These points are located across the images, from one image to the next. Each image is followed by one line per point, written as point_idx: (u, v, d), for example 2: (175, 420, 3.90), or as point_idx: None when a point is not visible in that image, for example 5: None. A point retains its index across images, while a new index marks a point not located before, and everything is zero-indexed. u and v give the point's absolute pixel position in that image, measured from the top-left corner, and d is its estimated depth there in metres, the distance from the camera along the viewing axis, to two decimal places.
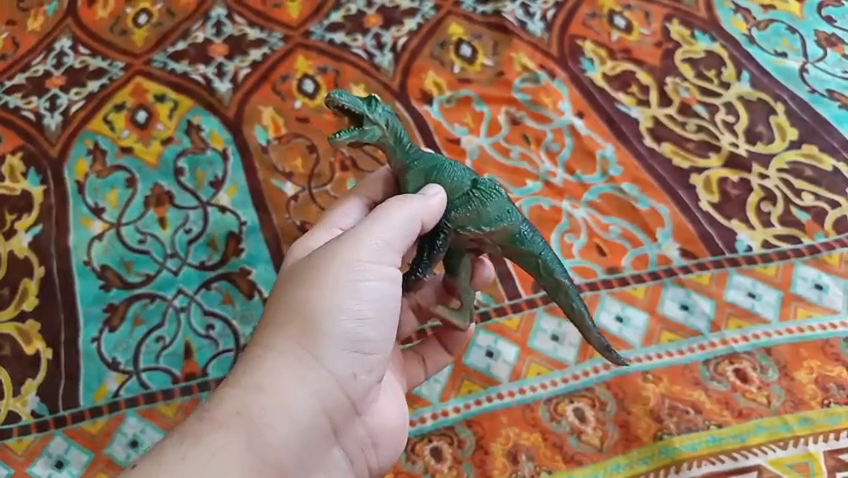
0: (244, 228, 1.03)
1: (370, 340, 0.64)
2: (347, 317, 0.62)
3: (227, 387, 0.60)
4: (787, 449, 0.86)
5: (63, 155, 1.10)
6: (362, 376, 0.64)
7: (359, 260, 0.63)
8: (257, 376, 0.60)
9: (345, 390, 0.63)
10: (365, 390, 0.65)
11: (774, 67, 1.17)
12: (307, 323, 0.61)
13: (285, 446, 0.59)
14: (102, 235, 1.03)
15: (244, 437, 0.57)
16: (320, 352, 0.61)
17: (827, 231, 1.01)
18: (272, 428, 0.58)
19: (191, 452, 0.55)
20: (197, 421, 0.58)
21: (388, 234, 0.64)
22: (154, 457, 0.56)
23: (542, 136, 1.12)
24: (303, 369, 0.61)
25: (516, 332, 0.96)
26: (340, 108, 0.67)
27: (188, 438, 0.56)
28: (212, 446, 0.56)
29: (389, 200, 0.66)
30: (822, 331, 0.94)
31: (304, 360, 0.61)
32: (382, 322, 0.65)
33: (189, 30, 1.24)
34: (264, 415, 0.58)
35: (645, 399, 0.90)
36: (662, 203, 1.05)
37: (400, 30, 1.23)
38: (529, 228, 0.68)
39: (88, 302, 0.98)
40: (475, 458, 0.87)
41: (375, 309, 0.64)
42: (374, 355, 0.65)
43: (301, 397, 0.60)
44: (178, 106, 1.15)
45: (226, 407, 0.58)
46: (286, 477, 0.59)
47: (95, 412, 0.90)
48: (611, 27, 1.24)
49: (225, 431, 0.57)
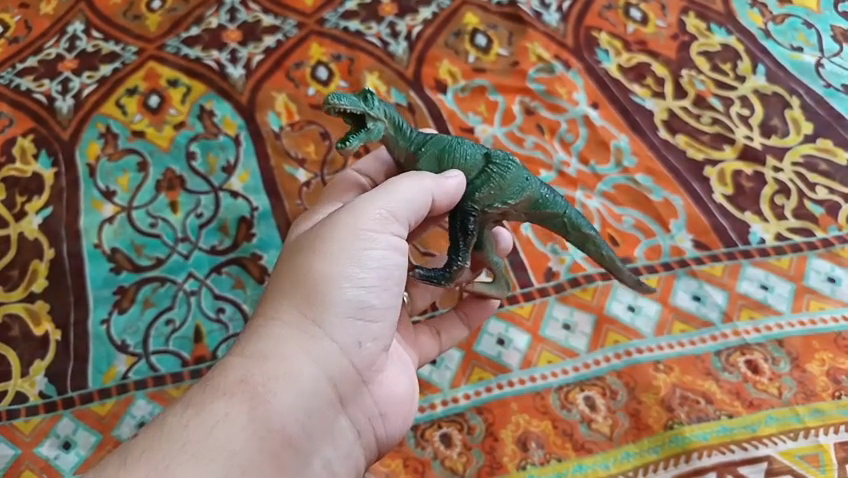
0: (255, 213, 1.03)
1: (374, 308, 0.64)
2: (351, 285, 0.63)
3: (231, 359, 0.60)
4: (797, 440, 0.85)
5: (75, 138, 1.10)
6: (367, 344, 0.65)
7: (364, 231, 0.63)
8: (260, 345, 0.60)
9: (349, 358, 0.63)
10: (370, 358, 0.65)
11: (790, 61, 1.17)
12: (309, 292, 0.62)
13: (291, 412, 0.58)
14: (113, 218, 1.03)
15: (248, 403, 0.57)
16: (323, 320, 0.62)
17: (840, 225, 1.01)
18: (277, 394, 0.58)
19: (194, 420, 0.55)
20: (200, 392, 0.58)
21: (392, 206, 0.64)
22: (158, 428, 0.56)
23: (556, 126, 1.11)
24: (306, 336, 0.61)
25: (528, 320, 0.96)
26: (342, 112, 0.62)
27: (191, 408, 0.56)
28: (217, 413, 0.56)
29: (393, 176, 0.66)
30: (835, 323, 0.93)
31: (307, 328, 0.61)
32: (387, 290, 0.65)
33: (203, 16, 1.23)
34: (269, 382, 0.58)
35: (656, 389, 0.90)
36: (675, 195, 1.04)
37: (414, 18, 1.22)
38: (549, 190, 0.70)
39: (98, 285, 0.98)
40: (485, 445, 0.87)
41: (379, 278, 0.64)
42: (378, 323, 0.65)
43: (305, 364, 0.60)
44: (191, 91, 1.15)
45: (230, 376, 0.58)
46: (294, 444, 0.58)
47: (103, 394, 0.90)
48: (627, 19, 1.23)
49: (229, 398, 0.57)
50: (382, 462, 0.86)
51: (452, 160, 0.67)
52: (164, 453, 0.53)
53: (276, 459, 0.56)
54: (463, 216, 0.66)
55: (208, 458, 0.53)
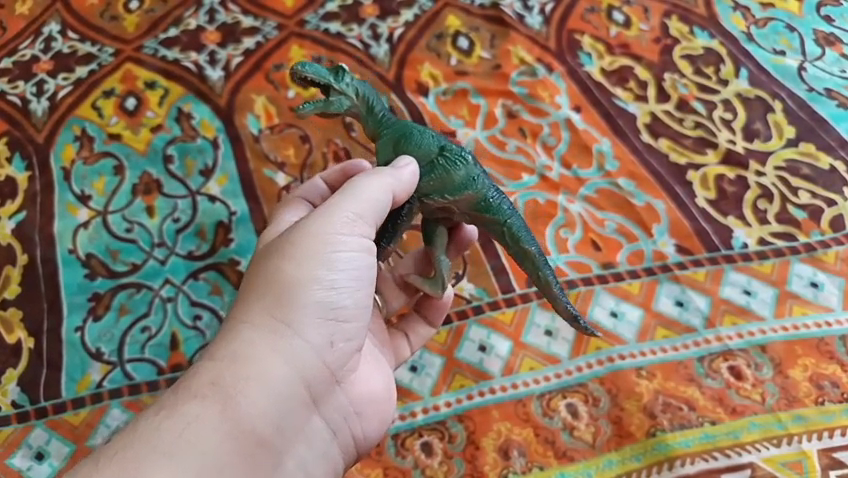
0: (233, 218, 1.01)
1: (344, 308, 0.63)
2: (321, 286, 0.61)
3: (200, 362, 0.58)
4: (780, 447, 0.85)
5: (49, 141, 1.08)
6: (338, 343, 0.63)
7: (333, 233, 0.62)
8: (231, 346, 0.58)
9: (320, 358, 0.62)
10: (341, 358, 0.64)
11: (772, 65, 1.17)
12: (279, 291, 0.60)
13: (264, 414, 0.56)
14: (88, 223, 1.01)
15: (220, 404, 0.55)
16: (294, 321, 0.60)
17: (823, 229, 1.00)
18: (249, 396, 0.56)
19: (167, 422, 0.53)
20: (171, 394, 0.56)
21: (359, 208, 0.63)
22: (128, 431, 0.53)
23: (538, 130, 1.10)
24: (277, 337, 0.59)
25: (509, 326, 0.95)
26: (305, 80, 0.66)
27: (162, 411, 0.54)
28: (189, 415, 0.54)
29: (359, 175, 0.65)
30: (818, 329, 0.93)
31: (279, 330, 0.60)
32: (358, 291, 0.64)
33: (181, 17, 1.21)
34: (240, 383, 0.56)
35: (638, 396, 0.89)
36: (658, 199, 1.04)
37: (396, 20, 1.21)
38: (498, 196, 0.66)
39: (72, 291, 0.96)
40: (466, 453, 0.86)
41: (348, 277, 0.63)
42: (349, 323, 0.64)
43: (278, 365, 0.58)
44: (169, 93, 1.13)
45: (200, 379, 0.56)
46: (268, 446, 0.57)
47: (77, 403, 0.88)
48: (610, 22, 1.23)
49: (201, 400, 0.55)
50: (362, 471, 0.85)
51: (408, 149, 0.65)
52: (135, 455, 0.51)
53: (249, 460, 0.55)
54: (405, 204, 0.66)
55: (181, 460, 0.51)
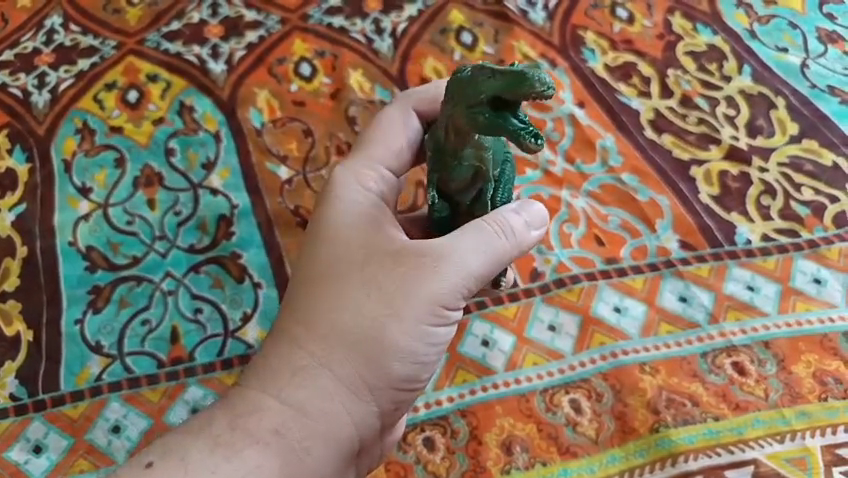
0: (235, 211, 1.00)
1: (421, 382, 0.66)
2: (410, 358, 0.64)
3: (270, 397, 0.62)
4: (783, 443, 0.84)
5: (50, 133, 1.08)
6: (401, 406, 0.67)
7: (441, 305, 0.64)
8: (302, 393, 0.62)
9: (383, 421, 0.66)
10: (396, 421, 0.68)
11: (775, 62, 1.16)
12: (363, 350, 0.63)
13: (323, 470, 0.62)
14: (88, 216, 1.00)
15: (280, 457, 0.60)
16: (374, 388, 0.63)
17: (826, 226, 1.00)
18: (313, 452, 0.61)
19: (223, 465, 0.58)
20: (230, 431, 0.61)
21: (469, 278, 0.65)
22: (179, 467, 0.58)
23: (542, 125, 1.10)
24: (354, 399, 0.63)
25: (512, 321, 0.94)
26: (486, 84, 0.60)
27: (220, 449, 0.59)
28: (251, 461, 0.59)
29: (485, 227, 0.67)
30: (821, 325, 0.93)
31: (359, 393, 0.63)
32: (435, 363, 0.67)
33: (184, 10, 1.21)
34: (306, 439, 0.61)
35: (642, 391, 0.88)
36: (661, 195, 1.04)
37: (399, 15, 1.21)
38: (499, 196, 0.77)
39: (72, 283, 0.95)
40: (468, 448, 0.85)
41: (432, 348, 0.65)
42: (416, 392, 0.67)
43: (344, 426, 0.63)
44: (171, 87, 1.12)
45: (268, 422, 0.61)
46: None
47: (76, 396, 0.87)
48: (614, 18, 1.22)
49: (263, 446, 0.60)
50: None
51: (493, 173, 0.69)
52: None
53: None
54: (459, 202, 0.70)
55: None
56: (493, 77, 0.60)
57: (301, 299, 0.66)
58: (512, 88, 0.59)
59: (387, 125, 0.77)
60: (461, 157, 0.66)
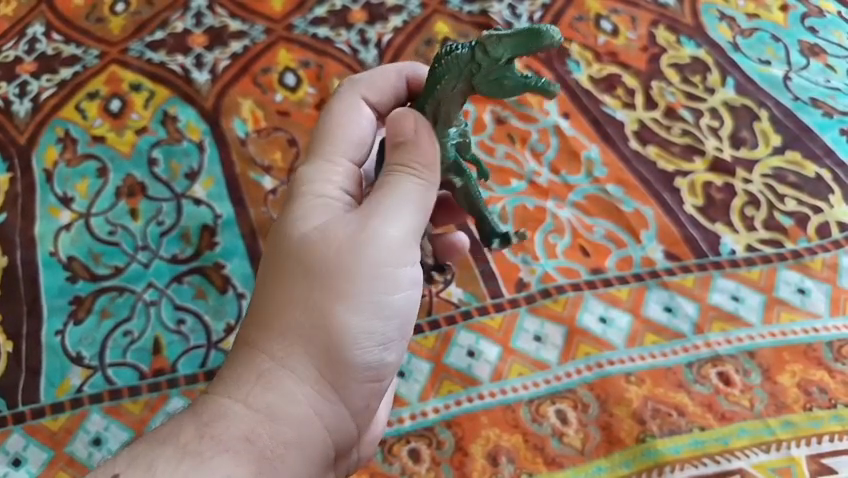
0: (218, 221, 1.00)
1: (386, 369, 0.65)
2: (368, 348, 0.62)
3: (235, 404, 0.59)
4: (769, 452, 0.84)
5: (32, 142, 1.07)
6: (372, 403, 0.66)
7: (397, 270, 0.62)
8: (271, 398, 0.59)
9: (354, 420, 0.64)
10: (367, 418, 0.66)
11: (758, 74, 1.18)
12: (330, 353, 0.60)
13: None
14: (70, 225, 0.99)
15: (255, 464, 0.56)
16: (342, 385, 0.62)
17: (810, 236, 1.01)
18: (288, 460, 0.58)
19: (191, 475, 0.54)
20: (198, 439, 0.57)
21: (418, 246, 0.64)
22: (145, 476, 0.54)
23: (527, 135, 1.10)
24: (323, 399, 0.61)
25: (498, 331, 0.94)
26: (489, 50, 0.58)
27: (187, 458, 0.55)
28: (223, 468, 0.55)
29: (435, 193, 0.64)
30: (805, 335, 0.93)
31: (327, 393, 0.61)
32: (399, 347, 0.66)
33: (168, 19, 1.20)
34: (278, 446, 0.58)
35: (627, 401, 0.88)
36: (646, 206, 1.04)
37: (385, 26, 1.21)
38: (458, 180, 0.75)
39: (52, 294, 0.94)
40: (454, 460, 0.85)
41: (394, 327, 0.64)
42: (384, 384, 0.66)
43: (316, 428, 0.60)
44: (155, 96, 1.12)
45: (238, 429, 0.57)
46: None
47: (56, 408, 0.85)
48: (598, 31, 1.23)
49: (234, 454, 0.56)
50: None
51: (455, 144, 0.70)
52: None
53: None
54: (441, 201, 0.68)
55: None
56: (501, 43, 0.57)
57: (252, 307, 0.63)
58: (525, 46, 0.56)
59: (343, 117, 0.69)
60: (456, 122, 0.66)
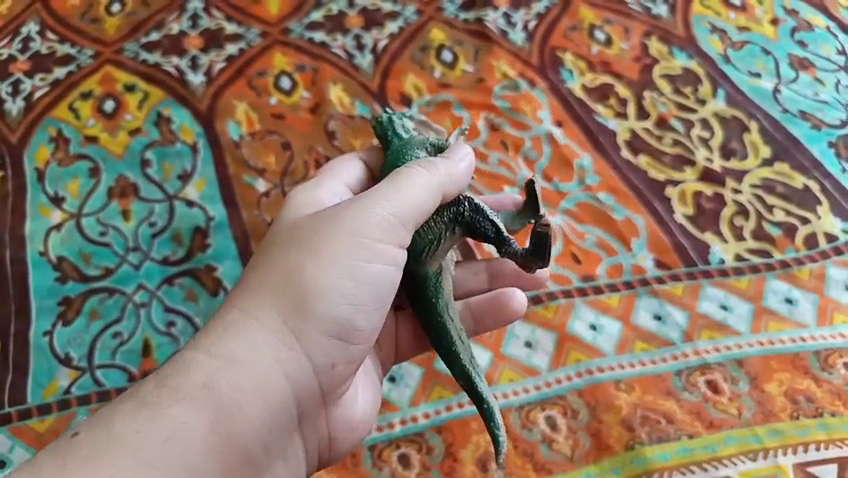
0: (210, 223, 0.99)
1: (357, 330, 0.64)
2: (340, 301, 0.62)
3: (196, 354, 0.59)
4: (756, 461, 0.85)
5: (23, 141, 1.06)
6: (339, 365, 0.65)
7: (366, 239, 0.63)
8: (236, 346, 0.59)
9: (319, 379, 0.64)
10: (338, 382, 0.66)
11: (748, 86, 1.19)
12: (292, 299, 0.61)
13: (256, 427, 0.58)
14: (60, 225, 0.99)
15: (211, 412, 0.56)
16: (307, 338, 0.61)
17: (797, 246, 1.02)
18: (246, 407, 0.58)
19: (148, 425, 0.54)
20: (156, 392, 0.56)
21: (398, 212, 0.64)
22: (104, 430, 0.53)
23: (520, 143, 1.11)
24: (285, 350, 0.60)
25: (490, 338, 0.94)
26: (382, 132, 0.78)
27: (144, 410, 0.55)
28: (179, 415, 0.55)
29: (409, 171, 0.66)
30: (793, 344, 0.94)
31: (291, 343, 0.61)
32: (374, 311, 0.65)
33: (163, 21, 1.21)
34: (236, 393, 0.57)
35: (617, 408, 0.89)
36: (637, 214, 1.05)
37: (381, 32, 1.22)
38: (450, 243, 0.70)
39: (41, 294, 0.93)
40: (444, 465, 0.84)
41: (364, 292, 0.64)
42: (355, 346, 0.65)
43: (277, 378, 0.60)
44: (149, 97, 1.11)
45: (197, 376, 0.57)
46: (252, 460, 0.59)
47: (43, 410, 0.85)
48: (592, 40, 1.24)
49: (189, 403, 0.56)
50: None
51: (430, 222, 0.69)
52: (110, 459, 0.51)
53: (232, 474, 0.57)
54: (453, 207, 0.70)
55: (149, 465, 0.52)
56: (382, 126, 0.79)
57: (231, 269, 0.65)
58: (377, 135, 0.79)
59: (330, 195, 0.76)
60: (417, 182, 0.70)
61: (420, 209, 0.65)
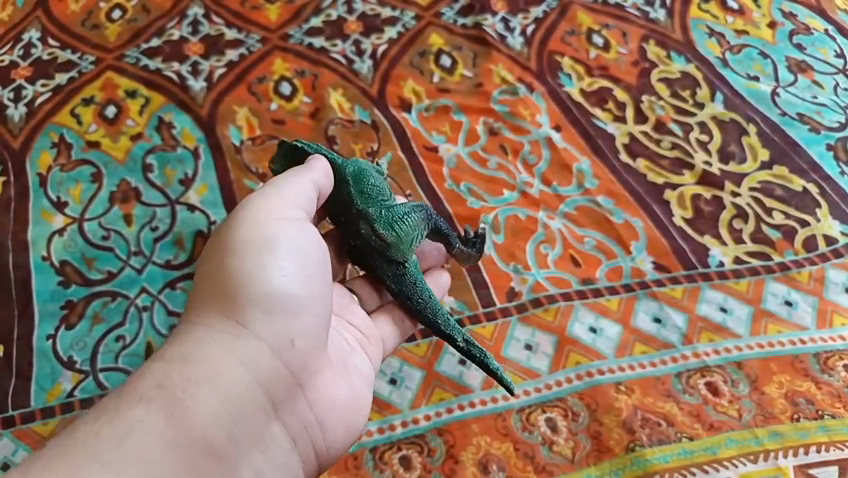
0: (212, 228, 1.00)
1: (298, 301, 0.67)
2: (271, 275, 0.67)
3: (151, 363, 0.62)
4: (757, 463, 0.85)
5: (26, 147, 1.07)
6: (297, 342, 0.67)
7: (273, 218, 0.69)
8: (185, 347, 0.63)
9: (280, 359, 0.65)
10: (302, 361, 0.67)
11: (746, 90, 1.20)
12: (227, 292, 0.66)
13: (215, 414, 0.59)
14: (63, 230, 0.99)
15: (166, 409, 0.57)
16: (248, 319, 0.65)
17: (796, 249, 1.02)
18: (200, 396, 0.59)
19: (106, 428, 0.55)
20: (115, 400, 0.58)
21: (290, 193, 0.71)
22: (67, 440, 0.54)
23: (519, 147, 1.12)
24: (231, 337, 0.64)
25: (490, 340, 0.94)
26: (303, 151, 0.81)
27: (102, 416, 0.56)
28: (134, 416, 0.56)
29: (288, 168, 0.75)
30: (792, 346, 0.94)
31: (236, 330, 0.64)
32: (309, 280, 0.69)
33: (164, 27, 1.22)
34: (188, 385, 0.59)
35: (617, 411, 0.89)
36: (636, 217, 1.05)
37: (380, 37, 1.23)
38: (419, 235, 0.79)
39: (44, 298, 0.93)
40: (445, 467, 0.85)
41: (290, 266, 0.68)
42: (306, 318, 0.68)
43: (229, 365, 0.62)
44: (150, 102, 1.12)
45: (150, 379, 0.60)
46: (222, 453, 0.59)
47: (46, 413, 0.85)
48: (590, 45, 1.25)
49: (145, 403, 0.57)
50: None
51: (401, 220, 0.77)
52: (70, 465, 0.52)
53: (201, 468, 0.57)
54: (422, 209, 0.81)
55: (110, 465, 0.52)
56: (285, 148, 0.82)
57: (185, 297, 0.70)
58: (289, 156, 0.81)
59: None
60: (371, 195, 0.77)
61: (311, 193, 0.73)
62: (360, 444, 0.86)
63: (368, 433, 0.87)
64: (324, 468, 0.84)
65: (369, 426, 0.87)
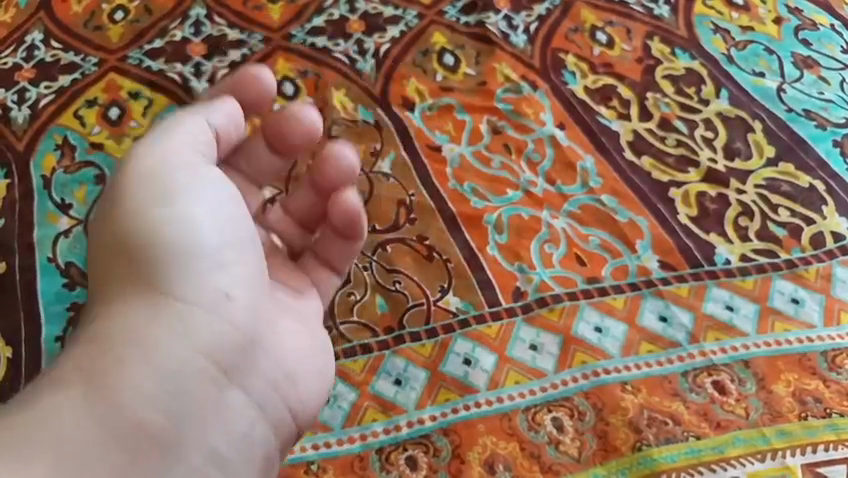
0: None
1: (221, 255, 0.68)
2: (186, 238, 0.67)
3: (80, 342, 0.65)
4: (765, 462, 0.85)
5: (30, 149, 1.07)
6: (226, 295, 0.67)
7: (184, 169, 0.70)
8: (110, 326, 0.65)
9: (212, 320, 0.66)
10: (238, 317, 0.68)
11: (752, 86, 1.19)
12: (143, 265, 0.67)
13: (142, 392, 0.62)
14: (69, 231, 0.99)
15: (89, 393, 0.61)
16: (169, 285, 0.66)
17: (803, 246, 1.02)
18: (125, 378, 0.62)
19: (26, 418, 0.59)
20: (50, 380, 0.63)
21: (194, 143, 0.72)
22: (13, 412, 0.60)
23: (523, 146, 1.11)
24: (151, 307, 0.65)
25: (495, 340, 0.94)
26: None
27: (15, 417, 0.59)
28: (54, 403, 0.60)
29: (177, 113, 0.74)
30: (800, 344, 0.94)
31: (155, 297, 0.66)
32: (229, 228, 0.70)
33: (166, 28, 1.21)
34: (112, 367, 0.62)
35: (623, 410, 0.88)
36: (640, 216, 1.05)
37: (382, 36, 1.23)
38: None
39: (50, 300, 0.93)
40: (451, 467, 0.84)
41: (210, 223, 0.68)
42: (233, 268, 0.69)
43: (151, 336, 0.64)
44: (154, 104, 1.12)
45: (77, 362, 0.63)
46: (159, 434, 0.62)
47: None
48: (593, 42, 1.25)
49: (69, 390, 0.61)
50: None
51: None
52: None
53: (134, 453, 0.60)
54: None
55: (36, 459, 0.56)
56: None
57: None
58: None
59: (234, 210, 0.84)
60: None
61: (207, 144, 0.73)
62: (366, 444, 0.86)
63: (374, 434, 0.87)
64: (330, 469, 0.84)
65: (375, 427, 0.87)
